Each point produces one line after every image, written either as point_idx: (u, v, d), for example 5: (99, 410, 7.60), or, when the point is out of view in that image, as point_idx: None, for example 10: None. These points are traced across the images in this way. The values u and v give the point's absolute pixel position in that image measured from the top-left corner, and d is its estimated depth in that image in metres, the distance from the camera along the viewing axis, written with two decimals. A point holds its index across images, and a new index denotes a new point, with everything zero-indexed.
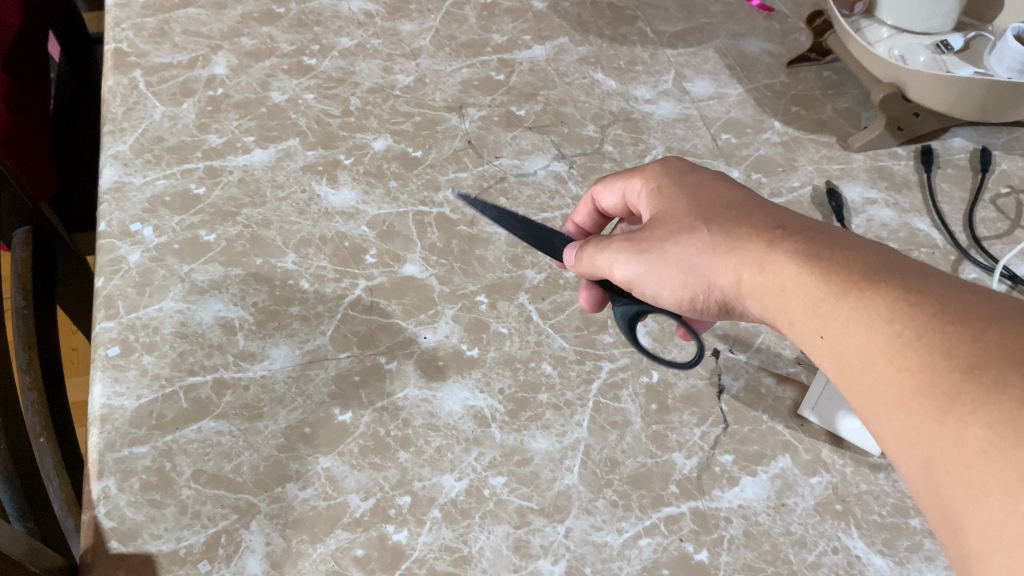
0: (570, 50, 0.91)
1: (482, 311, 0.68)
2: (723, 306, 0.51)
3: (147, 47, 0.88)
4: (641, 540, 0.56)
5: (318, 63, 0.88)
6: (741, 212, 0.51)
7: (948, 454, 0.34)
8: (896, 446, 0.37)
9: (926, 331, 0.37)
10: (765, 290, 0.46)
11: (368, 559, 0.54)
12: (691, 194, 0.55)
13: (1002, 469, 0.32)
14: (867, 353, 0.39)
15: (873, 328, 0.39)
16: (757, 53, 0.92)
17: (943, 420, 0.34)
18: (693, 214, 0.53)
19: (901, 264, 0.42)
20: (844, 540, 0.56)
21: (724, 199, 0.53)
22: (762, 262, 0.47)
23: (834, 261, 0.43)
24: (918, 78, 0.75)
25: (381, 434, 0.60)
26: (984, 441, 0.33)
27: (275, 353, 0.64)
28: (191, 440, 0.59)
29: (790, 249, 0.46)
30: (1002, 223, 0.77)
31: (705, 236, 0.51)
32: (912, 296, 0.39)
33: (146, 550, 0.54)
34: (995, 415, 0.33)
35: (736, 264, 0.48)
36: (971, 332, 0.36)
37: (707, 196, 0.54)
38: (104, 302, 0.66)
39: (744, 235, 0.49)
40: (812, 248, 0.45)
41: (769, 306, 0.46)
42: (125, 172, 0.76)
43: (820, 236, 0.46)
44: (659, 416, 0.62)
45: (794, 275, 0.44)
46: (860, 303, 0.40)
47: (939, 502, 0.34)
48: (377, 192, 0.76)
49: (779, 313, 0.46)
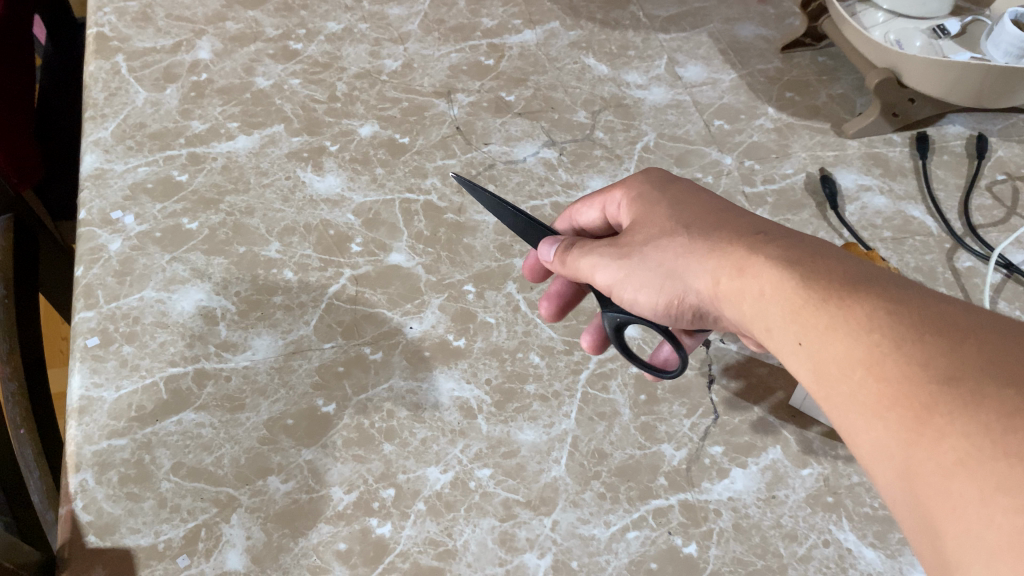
0: (561, 35, 0.89)
1: (469, 300, 0.66)
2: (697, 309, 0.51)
3: (130, 32, 0.86)
4: (629, 534, 0.55)
5: (305, 48, 0.86)
6: (723, 220, 0.50)
7: (927, 467, 0.32)
8: (874, 458, 0.36)
9: (904, 341, 0.36)
10: (742, 293, 0.45)
11: (350, 553, 0.53)
12: (671, 198, 0.54)
13: (979, 481, 0.30)
14: (845, 363, 0.38)
15: (851, 336, 0.38)
16: (751, 38, 0.91)
17: (921, 431, 0.33)
18: (673, 220, 0.52)
19: (882, 275, 0.41)
20: (835, 533, 0.55)
21: (706, 205, 0.53)
22: (742, 266, 0.46)
23: (814, 269, 0.42)
24: (913, 63, 0.74)
25: (365, 426, 0.59)
26: (962, 452, 0.31)
27: (258, 343, 0.63)
28: (171, 433, 0.58)
29: (770, 253, 0.45)
30: (998, 211, 0.76)
31: (684, 233, 0.50)
32: (891, 305, 0.38)
33: (124, 545, 0.53)
34: (973, 425, 0.31)
35: (715, 268, 0.47)
36: (951, 342, 0.35)
37: (688, 203, 0.53)
38: (84, 291, 0.65)
39: (726, 239, 0.48)
40: (791, 255, 0.44)
41: (746, 312, 0.45)
42: (106, 159, 0.74)
43: (802, 243, 0.45)
44: (648, 408, 0.61)
45: (773, 279, 0.43)
46: (839, 311, 0.39)
47: (920, 515, 0.33)
48: (363, 179, 0.74)
49: (756, 318, 0.44)
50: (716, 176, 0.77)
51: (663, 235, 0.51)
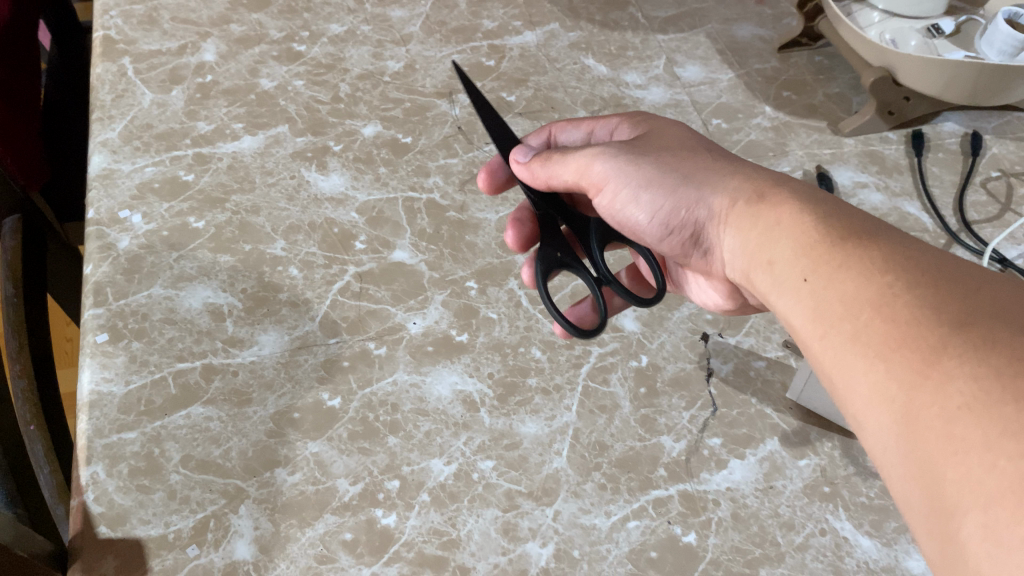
0: (561, 36, 0.91)
1: (472, 296, 0.68)
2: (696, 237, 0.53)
3: (136, 35, 0.88)
4: (629, 523, 0.56)
5: (308, 50, 0.87)
6: (740, 171, 0.52)
7: (927, 407, 0.33)
8: (866, 396, 0.36)
9: (919, 288, 0.37)
10: (757, 234, 0.47)
11: (357, 543, 0.54)
12: (692, 141, 0.57)
13: (983, 422, 0.31)
14: (853, 303, 0.39)
15: (864, 277, 0.39)
16: (748, 39, 0.92)
17: (927, 371, 0.34)
18: (691, 158, 0.54)
19: (890, 232, 0.43)
20: (832, 522, 0.57)
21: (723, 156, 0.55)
22: (761, 211, 0.48)
23: (832, 222, 0.44)
24: (907, 61, 0.75)
25: (370, 419, 0.60)
26: (968, 394, 0.32)
27: (264, 339, 0.64)
28: (179, 426, 0.59)
29: (790, 205, 0.47)
30: (992, 207, 0.77)
31: (703, 174, 0.53)
32: (906, 259, 0.39)
33: (135, 535, 0.54)
34: (983, 369, 0.32)
35: (736, 210, 0.50)
36: (965, 295, 0.36)
37: (708, 149, 0.56)
38: (93, 289, 0.66)
39: (747, 188, 0.50)
40: (811, 208, 0.46)
41: (757, 252, 0.47)
42: (114, 159, 0.75)
43: (819, 202, 0.47)
44: (647, 400, 0.62)
45: (796, 224, 0.45)
46: (854, 256, 0.41)
47: (908, 449, 0.34)
48: (366, 177, 0.76)
49: (765, 256, 0.46)
50: None
51: (677, 169, 0.54)
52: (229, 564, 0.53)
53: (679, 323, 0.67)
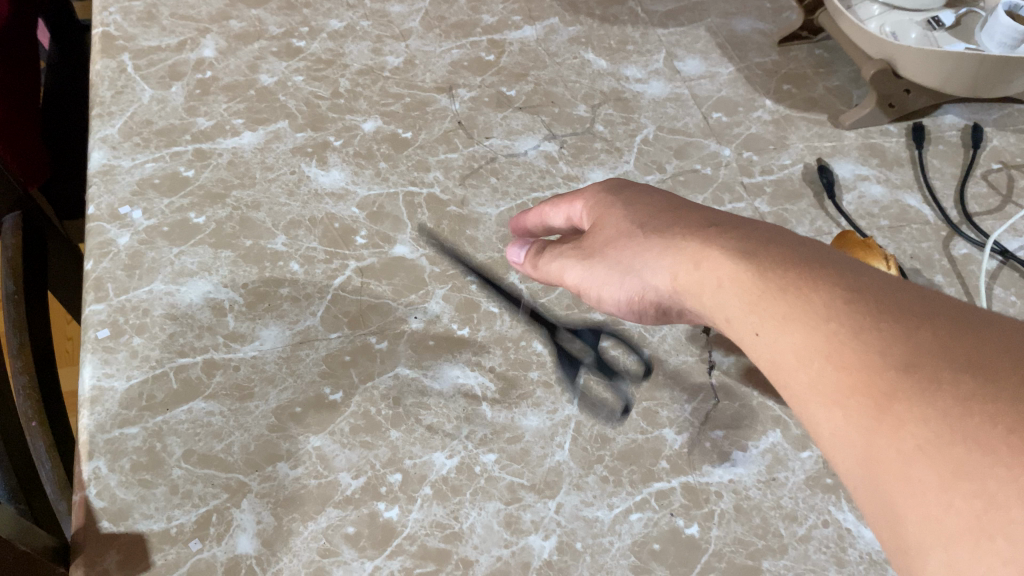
0: (561, 30, 0.90)
1: (473, 291, 0.68)
2: (659, 302, 0.51)
3: (135, 31, 0.87)
4: (631, 516, 0.56)
5: (307, 46, 0.87)
6: (679, 217, 0.50)
7: (887, 453, 0.32)
8: (830, 446, 0.35)
9: (861, 329, 0.36)
10: (700, 285, 0.45)
11: (359, 536, 0.54)
12: (626, 201, 0.55)
13: (937, 466, 0.30)
14: (802, 354, 0.37)
15: (806, 326, 0.38)
16: (749, 32, 0.92)
17: (881, 419, 0.33)
18: (630, 222, 0.52)
19: (831, 260, 0.41)
20: (834, 513, 0.57)
21: (661, 203, 0.53)
22: (699, 260, 0.46)
23: (770, 261, 0.42)
24: (908, 55, 0.75)
25: (372, 413, 0.60)
26: (922, 439, 0.31)
27: (265, 333, 0.64)
28: (181, 421, 0.59)
29: (726, 246, 0.45)
30: (993, 199, 0.77)
31: (642, 233, 0.51)
32: (846, 293, 0.38)
33: (138, 530, 0.54)
34: (931, 412, 0.31)
35: (672, 264, 0.47)
36: (906, 328, 0.34)
37: (643, 203, 0.54)
38: (94, 285, 0.66)
39: (682, 235, 0.48)
40: (747, 246, 0.44)
41: (707, 305, 0.45)
42: (114, 155, 0.75)
43: (755, 234, 0.45)
44: (649, 393, 0.62)
45: (732, 271, 0.43)
46: (794, 302, 0.39)
47: (878, 499, 0.33)
48: (367, 172, 0.76)
49: (717, 311, 0.44)
50: (715, 167, 0.78)
51: (619, 247, 0.52)
52: (232, 558, 0.53)
53: None
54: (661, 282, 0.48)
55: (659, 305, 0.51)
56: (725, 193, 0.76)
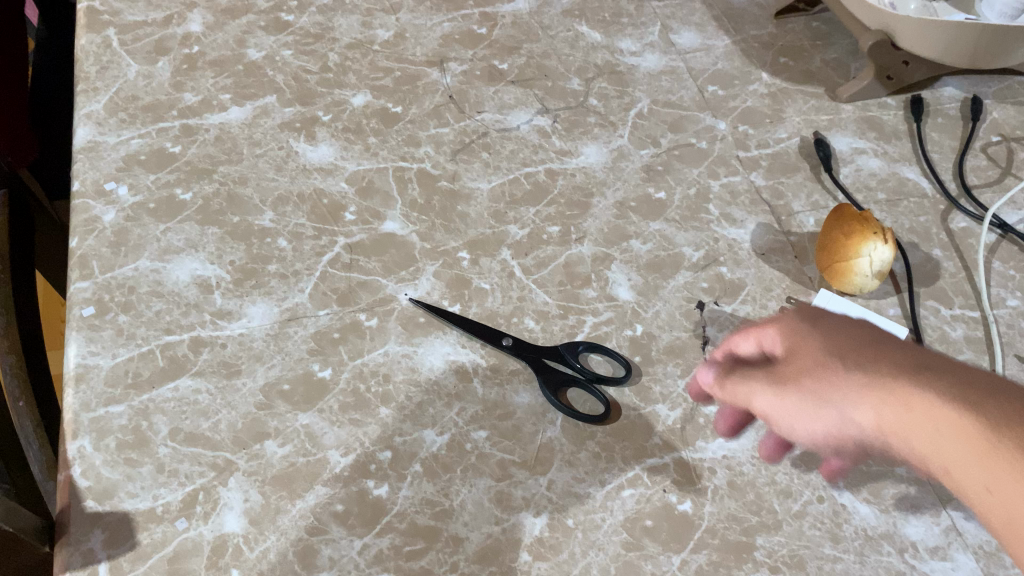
0: (554, 3, 0.89)
1: (464, 267, 0.67)
2: (868, 450, 0.38)
3: (120, 6, 0.86)
4: (624, 492, 0.55)
5: (296, 20, 0.86)
6: (892, 354, 0.39)
7: None
8: None
9: None
10: (929, 441, 0.34)
11: (348, 514, 0.54)
12: (828, 327, 0.42)
13: None
14: None
15: None
16: (745, 4, 0.90)
17: None
18: (834, 354, 0.40)
19: None
20: (829, 489, 0.56)
21: (870, 334, 0.41)
22: (911, 403, 0.36)
23: (1011, 416, 0.33)
24: (906, 26, 0.74)
25: (361, 390, 0.59)
26: None
27: (253, 311, 0.63)
28: (167, 399, 0.58)
29: (949, 392, 0.35)
30: (992, 172, 0.76)
31: (844, 367, 0.39)
32: None
33: (123, 509, 0.53)
34: None
35: (884, 408, 0.36)
36: None
37: (845, 330, 0.41)
38: (78, 262, 0.65)
39: (895, 373, 0.37)
40: (983, 398, 0.34)
41: (942, 462, 0.34)
42: (99, 131, 0.74)
43: (991, 383, 0.35)
44: (643, 369, 0.61)
45: (960, 424, 0.34)
46: None
47: None
48: (356, 148, 0.74)
49: (964, 477, 0.33)
50: (710, 141, 0.77)
51: (818, 378, 0.39)
52: (219, 537, 0.52)
53: (674, 292, 0.66)
54: (865, 424, 0.37)
55: (869, 452, 0.39)
56: (721, 167, 0.75)
